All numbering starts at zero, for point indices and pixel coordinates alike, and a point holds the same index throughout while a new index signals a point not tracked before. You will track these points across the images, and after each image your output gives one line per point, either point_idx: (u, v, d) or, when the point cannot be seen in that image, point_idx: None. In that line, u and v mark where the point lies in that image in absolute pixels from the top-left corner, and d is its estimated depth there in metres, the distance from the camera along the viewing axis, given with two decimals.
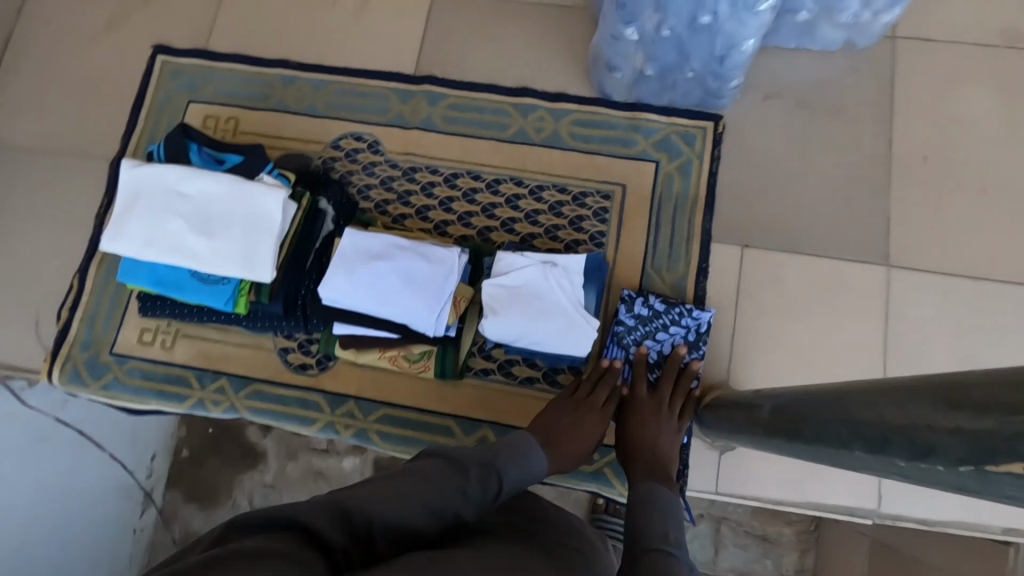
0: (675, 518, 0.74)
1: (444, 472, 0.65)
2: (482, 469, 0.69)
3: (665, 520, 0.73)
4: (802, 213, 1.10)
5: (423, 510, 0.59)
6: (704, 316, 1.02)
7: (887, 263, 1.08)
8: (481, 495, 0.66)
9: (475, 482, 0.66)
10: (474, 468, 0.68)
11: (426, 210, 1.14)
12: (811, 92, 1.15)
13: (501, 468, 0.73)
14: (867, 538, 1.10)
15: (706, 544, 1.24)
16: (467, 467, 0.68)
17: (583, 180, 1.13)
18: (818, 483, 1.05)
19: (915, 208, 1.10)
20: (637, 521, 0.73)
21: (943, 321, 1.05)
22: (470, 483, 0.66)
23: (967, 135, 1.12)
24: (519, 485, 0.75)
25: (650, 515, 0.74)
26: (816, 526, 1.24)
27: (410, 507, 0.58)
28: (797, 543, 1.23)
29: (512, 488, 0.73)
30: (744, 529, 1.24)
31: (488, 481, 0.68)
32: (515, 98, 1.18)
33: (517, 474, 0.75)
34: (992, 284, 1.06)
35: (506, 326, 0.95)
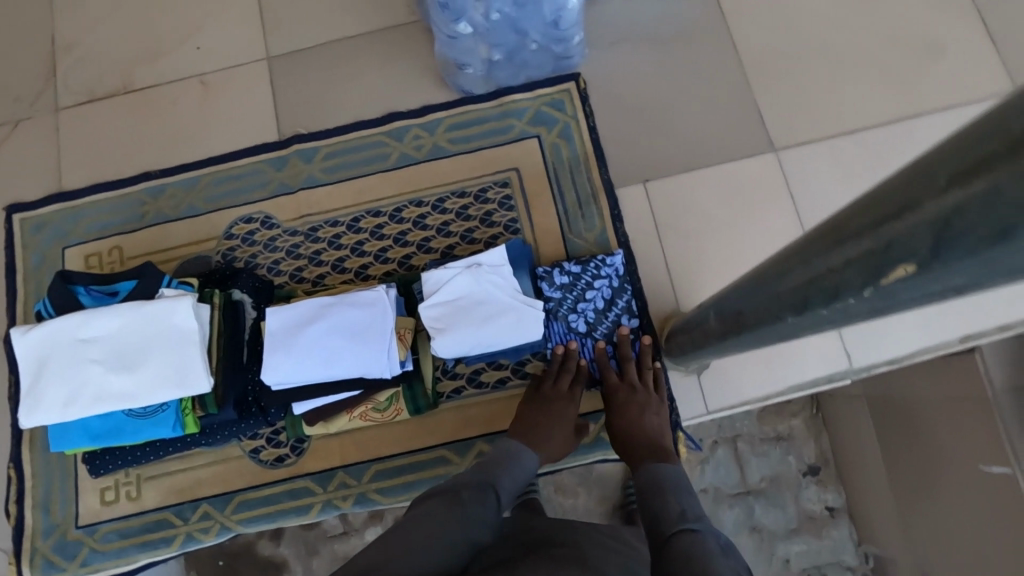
0: (683, 489, 0.77)
1: (447, 503, 0.69)
2: (476, 487, 0.73)
3: (673, 496, 0.76)
4: (685, 133, 1.15)
5: (451, 546, 0.63)
6: (618, 260, 1.05)
7: (774, 147, 1.14)
8: (491, 515, 0.71)
9: (481, 503, 0.71)
10: (467, 488, 0.72)
11: (341, 261, 1.12)
12: (648, 23, 1.21)
13: (496, 477, 0.77)
14: (862, 398, 1.15)
15: (731, 467, 1.27)
16: (465, 492, 0.72)
17: (478, 178, 1.15)
18: (790, 365, 1.09)
19: (776, 91, 1.17)
20: (654, 505, 0.76)
21: (840, 181, 1.12)
22: (478, 506, 0.70)
23: (797, 11, 1.21)
24: (514, 488, 0.79)
25: (655, 494, 0.78)
26: (818, 408, 1.30)
27: (440, 551, 0.62)
28: (808, 429, 1.29)
29: (508, 492, 0.77)
30: (758, 437, 1.28)
31: (489, 496, 0.73)
32: (384, 126, 1.19)
33: (510, 477, 0.79)
34: (867, 133, 1.14)
35: (458, 340, 0.95)
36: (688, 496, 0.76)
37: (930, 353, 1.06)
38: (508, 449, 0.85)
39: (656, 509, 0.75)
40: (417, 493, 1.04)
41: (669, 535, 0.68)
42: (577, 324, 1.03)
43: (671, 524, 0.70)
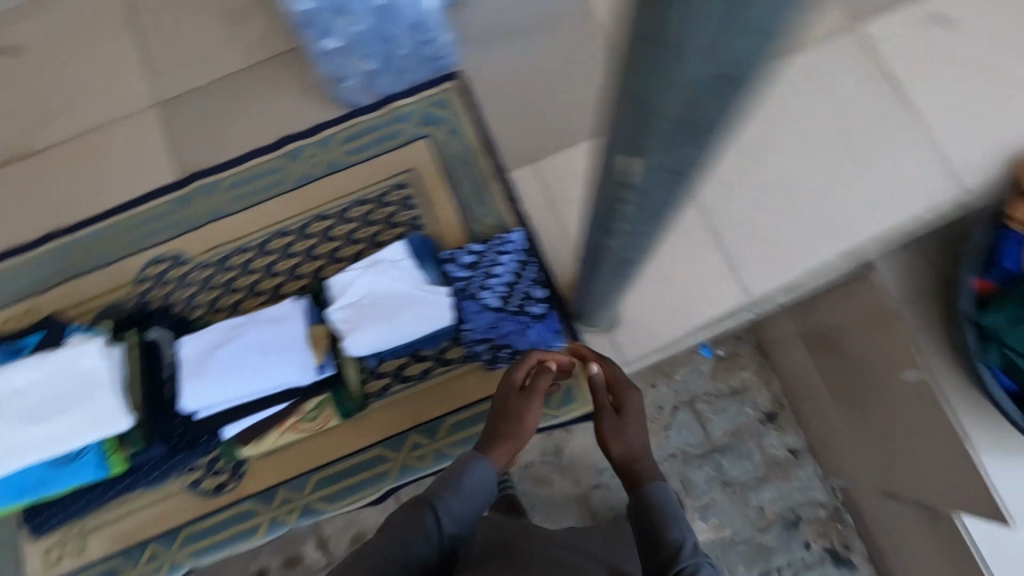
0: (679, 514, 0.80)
1: (384, 546, 0.75)
2: (412, 509, 0.79)
3: (671, 522, 0.79)
4: (565, 110, 1.20)
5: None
6: (518, 235, 1.10)
7: None
8: (430, 547, 0.77)
9: (416, 539, 0.76)
10: (403, 514, 0.78)
11: (256, 284, 1.15)
12: (518, 13, 1.26)
13: (438, 493, 0.81)
14: (799, 338, 1.29)
15: (694, 429, 1.39)
16: (404, 527, 0.77)
17: (377, 183, 1.19)
18: (693, 304, 1.10)
19: None
20: (652, 528, 0.79)
21: None
22: (415, 546, 0.76)
23: None
24: (467, 509, 0.82)
25: (650, 524, 0.80)
26: (765, 359, 1.44)
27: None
28: (758, 379, 1.43)
29: (461, 510, 0.81)
30: (714, 396, 1.41)
31: (429, 524, 0.78)
32: (281, 149, 1.22)
33: (461, 497, 0.81)
34: None
35: (368, 336, 0.98)
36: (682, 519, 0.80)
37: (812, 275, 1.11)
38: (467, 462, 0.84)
39: (653, 535, 0.78)
40: (360, 494, 1.05)
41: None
42: (489, 300, 1.06)
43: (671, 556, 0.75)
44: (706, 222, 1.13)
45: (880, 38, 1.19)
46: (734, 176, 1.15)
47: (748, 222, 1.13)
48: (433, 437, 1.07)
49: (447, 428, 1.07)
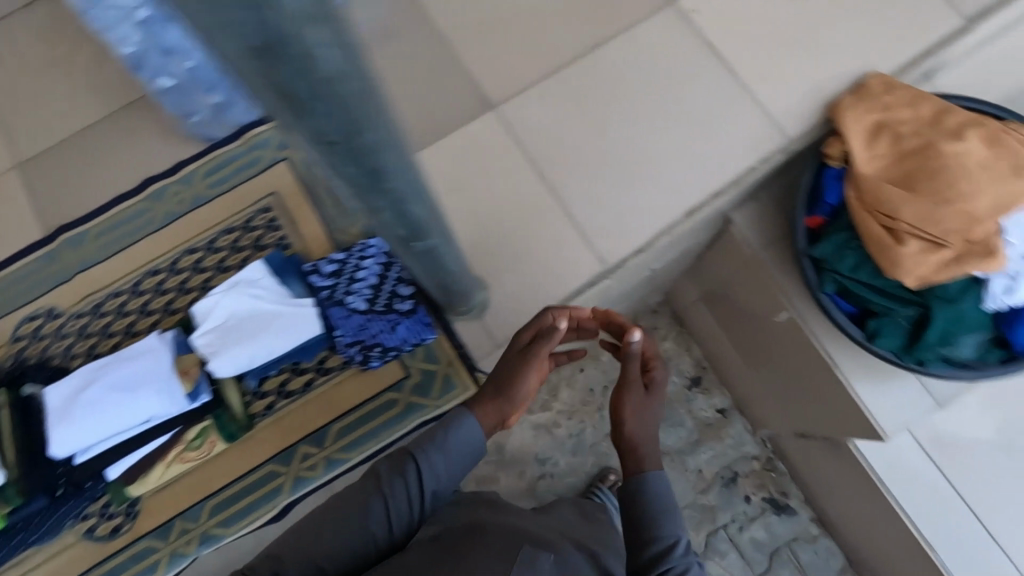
0: (672, 511, 0.87)
1: (371, 491, 0.88)
2: (393, 463, 0.90)
3: (664, 518, 0.86)
4: (415, 115, 1.25)
5: (358, 543, 0.86)
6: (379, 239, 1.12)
7: (491, 106, 1.24)
8: (410, 500, 0.88)
9: (395, 494, 0.88)
10: (385, 465, 0.90)
11: (132, 325, 1.17)
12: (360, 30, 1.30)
13: (417, 447, 0.91)
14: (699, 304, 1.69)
15: None
16: (390, 481, 0.89)
17: (242, 211, 1.22)
18: (556, 279, 1.15)
19: (483, 55, 1.28)
20: (640, 518, 0.87)
21: (557, 115, 1.23)
22: (394, 500, 0.88)
23: None
24: (452, 464, 0.91)
25: (640, 519, 0.87)
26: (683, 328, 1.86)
27: (347, 548, 0.85)
28: None
29: (441, 459, 0.90)
30: None
31: (410, 478, 0.89)
32: (142, 192, 1.24)
33: (443, 454, 0.90)
34: (569, 68, 1.26)
35: (234, 356, 1.02)
36: (675, 519, 0.86)
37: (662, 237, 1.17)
38: (458, 417, 0.92)
39: (643, 526, 0.86)
40: (257, 514, 1.07)
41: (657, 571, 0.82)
42: (356, 304, 1.09)
43: (658, 550, 0.83)
44: (559, 202, 1.19)
45: (695, 10, 1.27)
46: (581, 156, 1.21)
47: (598, 200, 1.19)
48: (323, 445, 1.10)
49: (334, 435, 1.10)
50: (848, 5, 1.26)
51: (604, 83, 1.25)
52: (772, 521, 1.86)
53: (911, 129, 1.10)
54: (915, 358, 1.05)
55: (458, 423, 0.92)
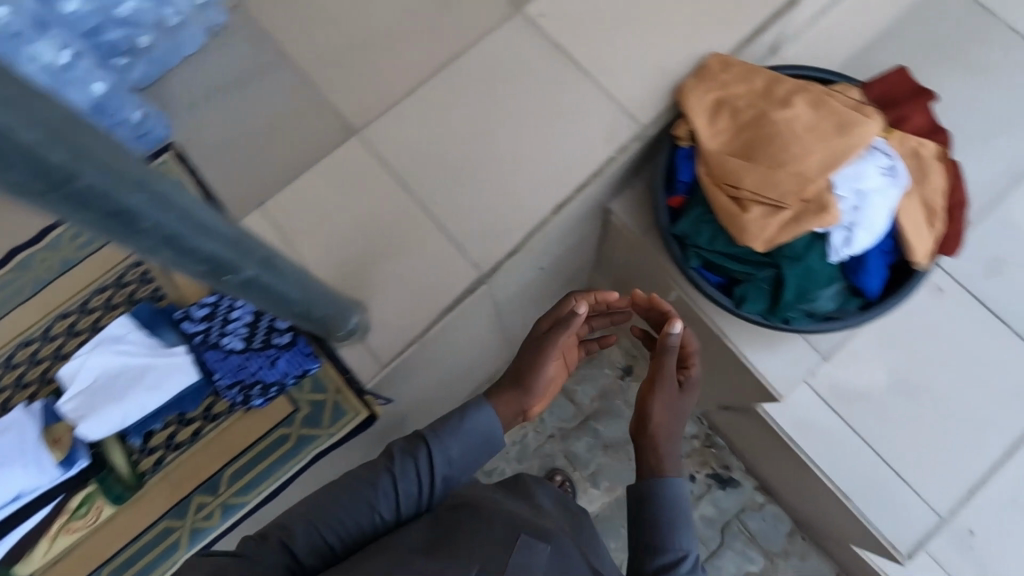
0: (684, 520, 0.94)
1: (380, 468, 0.94)
2: (406, 447, 0.96)
3: (676, 528, 0.93)
4: (280, 151, 1.27)
5: (364, 518, 0.90)
6: None
7: (354, 132, 1.27)
8: (420, 481, 0.94)
9: (405, 474, 0.94)
10: (400, 447, 0.97)
11: (8, 400, 1.13)
12: (216, 76, 1.32)
13: (431, 438, 0.97)
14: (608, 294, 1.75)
15: (565, 405, 1.97)
16: (401, 463, 0.95)
17: (114, 268, 1.20)
18: (435, 291, 1.16)
19: (342, 85, 1.31)
20: (651, 524, 0.94)
21: (419, 132, 1.26)
22: (404, 481, 0.93)
23: (331, 15, 1.35)
24: (464, 454, 0.98)
25: (652, 527, 0.94)
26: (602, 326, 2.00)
27: (353, 522, 0.89)
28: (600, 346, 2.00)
29: (454, 453, 0.97)
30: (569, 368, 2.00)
31: (421, 462, 0.95)
32: (8, 262, 1.21)
33: (455, 440, 0.98)
34: (425, 85, 1.29)
35: (106, 415, 1.02)
36: (688, 533, 0.93)
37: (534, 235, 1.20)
38: (483, 412, 1.01)
39: (652, 531, 0.93)
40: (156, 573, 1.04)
41: None
42: (233, 345, 1.08)
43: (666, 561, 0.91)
44: (430, 216, 1.21)
45: (540, 16, 1.32)
46: (447, 169, 1.24)
47: (469, 208, 1.21)
48: (216, 492, 1.08)
49: (227, 481, 1.09)
50: None
51: (463, 95, 1.28)
52: (718, 495, 1.93)
53: (746, 102, 1.16)
54: (780, 317, 1.11)
55: (476, 409, 1.01)
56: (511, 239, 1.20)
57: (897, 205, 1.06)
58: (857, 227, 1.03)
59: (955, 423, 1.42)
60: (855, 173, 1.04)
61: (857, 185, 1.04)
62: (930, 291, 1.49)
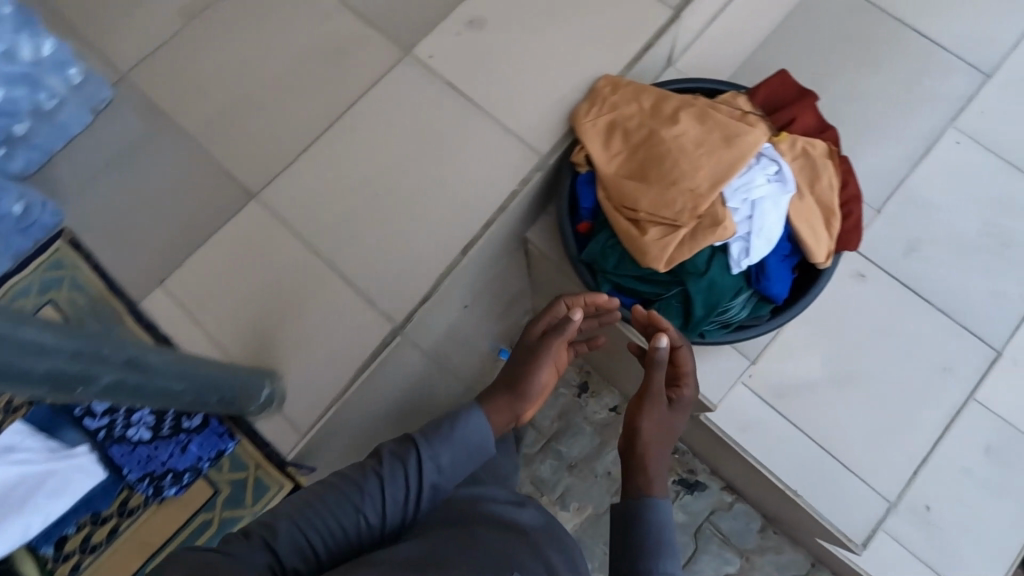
0: (669, 536, 0.86)
1: (369, 467, 0.88)
2: (396, 449, 0.90)
3: (662, 544, 0.85)
4: (178, 224, 1.23)
5: (348, 523, 0.83)
6: None
7: (253, 196, 1.24)
8: (408, 486, 0.87)
9: (393, 479, 0.87)
10: (390, 450, 0.90)
11: None
12: (105, 154, 1.28)
13: (423, 443, 0.91)
14: None
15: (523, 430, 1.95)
16: (389, 468, 0.88)
17: None
18: (350, 349, 1.14)
19: (237, 149, 1.28)
20: (634, 541, 0.86)
21: (319, 188, 1.24)
22: (391, 485, 0.87)
23: (220, 78, 1.33)
24: (456, 461, 0.91)
25: (635, 546, 0.86)
26: None
27: (338, 527, 0.82)
28: None
29: (444, 459, 0.91)
30: None
31: (409, 467, 0.89)
32: None
33: (447, 442, 0.91)
34: (321, 140, 1.28)
35: (7, 529, 1.02)
36: (673, 551, 0.85)
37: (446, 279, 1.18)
38: (477, 419, 0.94)
39: (637, 546, 0.85)
40: None
41: None
42: (139, 436, 1.09)
43: None
44: (337, 274, 1.19)
45: (430, 57, 1.32)
46: (351, 222, 1.22)
47: (377, 261, 1.19)
48: None
49: None
50: (570, 19, 1.34)
51: (360, 148, 1.27)
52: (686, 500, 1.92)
53: (637, 122, 1.17)
54: (695, 332, 1.10)
55: (469, 413, 0.95)
56: (422, 286, 1.18)
57: (789, 209, 1.07)
58: (753, 236, 1.04)
59: (891, 405, 1.44)
60: (745, 182, 1.06)
61: (748, 195, 1.05)
62: (851, 278, 1.51)
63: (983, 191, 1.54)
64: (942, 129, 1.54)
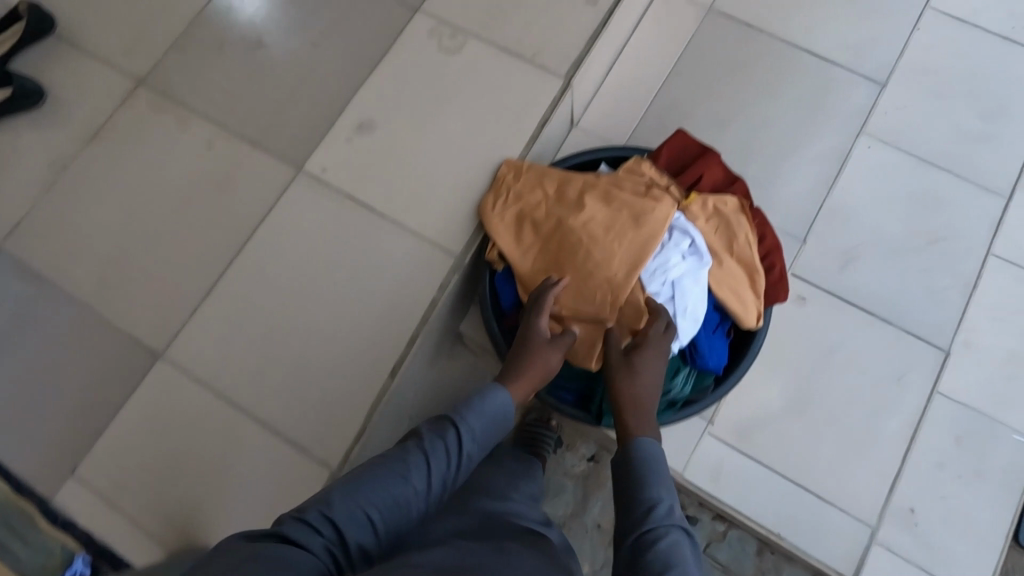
0: (663, 472, 0.84)
1: (407, 442, 0.87)
2: (434, 424, 0.90)
3: (655, 478, 0.83)
4: (80, 402, 1.14)
5: (397, 492, 0.82)
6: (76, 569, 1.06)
7: (158, 357, 1.16)
8: (449, 460, 0.87)
9: (435, 452, 0.86)
10: (429, 428, 0.89)
11: None
12: None
13: (461, 415, 0.91)
14: None
15: None
16: (431, 442, 0.87)
17: None
18: (286, 505, 1.07)
19: (133, 306, 1.19)
20: (627, 481, 0.84)
21: (228, 334, 1.17)
22: (434, 459, 0.86)
23: (103, 231, 1.24)
24: (486, 433, 0.91)
25: (630, 486, 0.83)
26: None
27: (391, 501, 0.81)
28: None
29: (477, 433, 0.90)
30: None
31: (449, 442, 0.88)
32: None
33: (481, 416, 0.91)
34: (222, 281, 1.20)
35: None
36: (667, 484, 0.83)
37: (377, 407, 1.12)
38: (499, 398, 0.93)
39: (630, 485, 0.83)
40: None
41: (642, 536, 0.77)
42: None
43: (644, 514, 0.79)
44: (262, 426, 1.12)
45: (323, 171, 1.26)
46: (267, 365, 1.15)
47: (301, 403, 1.13)
48: None
49: None
50: (461, 106, 1.29)
51: (264, 280, 1.19)
52: None
53: (544, 211, 1.13)
54: None
55: (491, 392, 0.94)
56: (353, 420, 1.11)
57: (710, 280, 1.05)
58: (678, 317, 1.01)
59: (855, 424, 1.42)
60: (662, 263, 1.03)
61: (666, 276, 1.02)
62: (793, 302, 1.49)
63: (905, 190, 1.53)
64: (853, 138, 1.54)
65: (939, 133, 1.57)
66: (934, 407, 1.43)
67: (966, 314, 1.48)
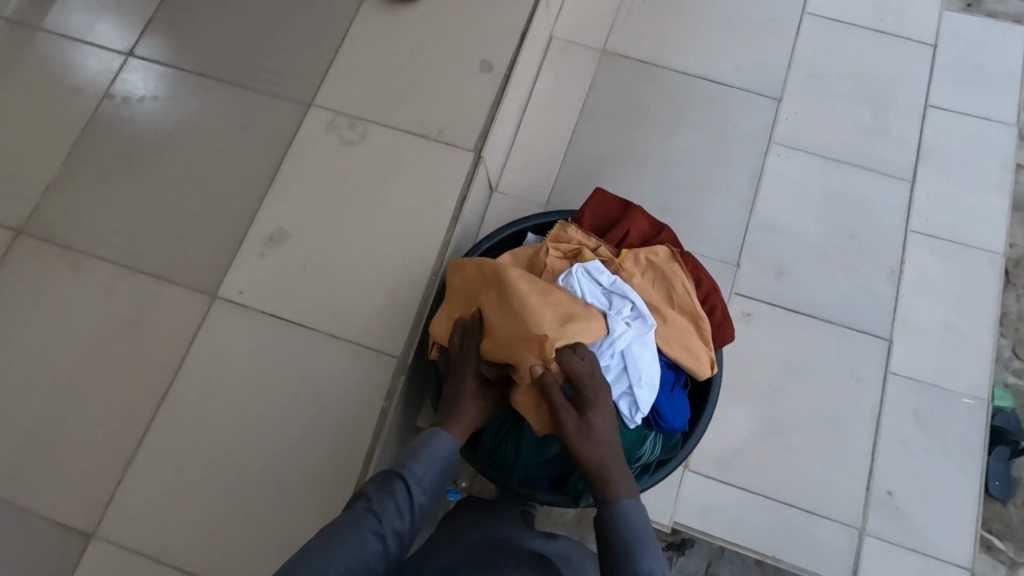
0: (647, 538, 0.88)
1: (357, 503, 0.88)
2: (379, 480, 0.91)
3: (640, 546, 0.86)
4: None
5: (354, 552, 0.82)
6: None
7: (89, 538, 1.05)
8: (402, 513, 0.88)
9: (386, 508, 0.88)
10: (375, 484, 0.91)
11: None
12: None
13: (405, 467, 0.93)
14: None
15: None
16: (380, 500, 0.88)
17: None
18: None
19: (51, 486, 1.08)
20: (612, 551, 0.87)
21: (165, 494, 1.07)
22: (386, 514, 0.87)
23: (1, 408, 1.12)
24: (434, 479, 0.94)
25: (616, 554, 0.87)
26: None
27: (353, 562, 0.81)
28: None
29: (424, 481, 0.92)
30: None
31: (399, 496, 0.90)
32: None
33: (427, 466, 0.94)
34: (149, 436, 1.10)
35: None
36: (653, 550, 0.86)
37: None
38: (441, 443, 0.96)
39: (616, 554, 0.86)
40: None
41: None
42: None
43: None
44: None
45: (240, 294, 1.18)
46: (216, 519, 1.06)
47: (264, 552, 1.04)
48: None
49: None
50: (375, 198, 1.24)
51: (196, 426, 1.10)
52: None
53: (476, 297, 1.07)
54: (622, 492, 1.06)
55: (433, 438, 0.97)
56: None
57: (657, 340, 1.04)
58: (635, 387, 0.99)
59: (822, 428, 1.45)
60: (609, 335, 0.99)
61: (614, 347, 0.99)
62: (741, 319, 1.50)
63: (821, 191, 1.59)
64: (763, 151, 1.59)
65: (840, 131, 1.64)
66: (892, 390, 1.48)
67: (900, 297, 1.54)
